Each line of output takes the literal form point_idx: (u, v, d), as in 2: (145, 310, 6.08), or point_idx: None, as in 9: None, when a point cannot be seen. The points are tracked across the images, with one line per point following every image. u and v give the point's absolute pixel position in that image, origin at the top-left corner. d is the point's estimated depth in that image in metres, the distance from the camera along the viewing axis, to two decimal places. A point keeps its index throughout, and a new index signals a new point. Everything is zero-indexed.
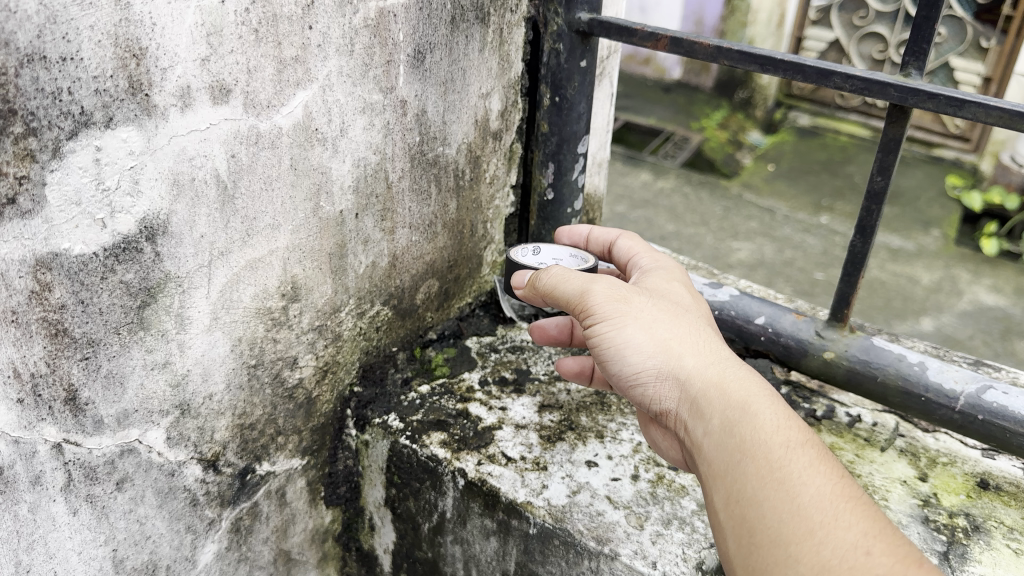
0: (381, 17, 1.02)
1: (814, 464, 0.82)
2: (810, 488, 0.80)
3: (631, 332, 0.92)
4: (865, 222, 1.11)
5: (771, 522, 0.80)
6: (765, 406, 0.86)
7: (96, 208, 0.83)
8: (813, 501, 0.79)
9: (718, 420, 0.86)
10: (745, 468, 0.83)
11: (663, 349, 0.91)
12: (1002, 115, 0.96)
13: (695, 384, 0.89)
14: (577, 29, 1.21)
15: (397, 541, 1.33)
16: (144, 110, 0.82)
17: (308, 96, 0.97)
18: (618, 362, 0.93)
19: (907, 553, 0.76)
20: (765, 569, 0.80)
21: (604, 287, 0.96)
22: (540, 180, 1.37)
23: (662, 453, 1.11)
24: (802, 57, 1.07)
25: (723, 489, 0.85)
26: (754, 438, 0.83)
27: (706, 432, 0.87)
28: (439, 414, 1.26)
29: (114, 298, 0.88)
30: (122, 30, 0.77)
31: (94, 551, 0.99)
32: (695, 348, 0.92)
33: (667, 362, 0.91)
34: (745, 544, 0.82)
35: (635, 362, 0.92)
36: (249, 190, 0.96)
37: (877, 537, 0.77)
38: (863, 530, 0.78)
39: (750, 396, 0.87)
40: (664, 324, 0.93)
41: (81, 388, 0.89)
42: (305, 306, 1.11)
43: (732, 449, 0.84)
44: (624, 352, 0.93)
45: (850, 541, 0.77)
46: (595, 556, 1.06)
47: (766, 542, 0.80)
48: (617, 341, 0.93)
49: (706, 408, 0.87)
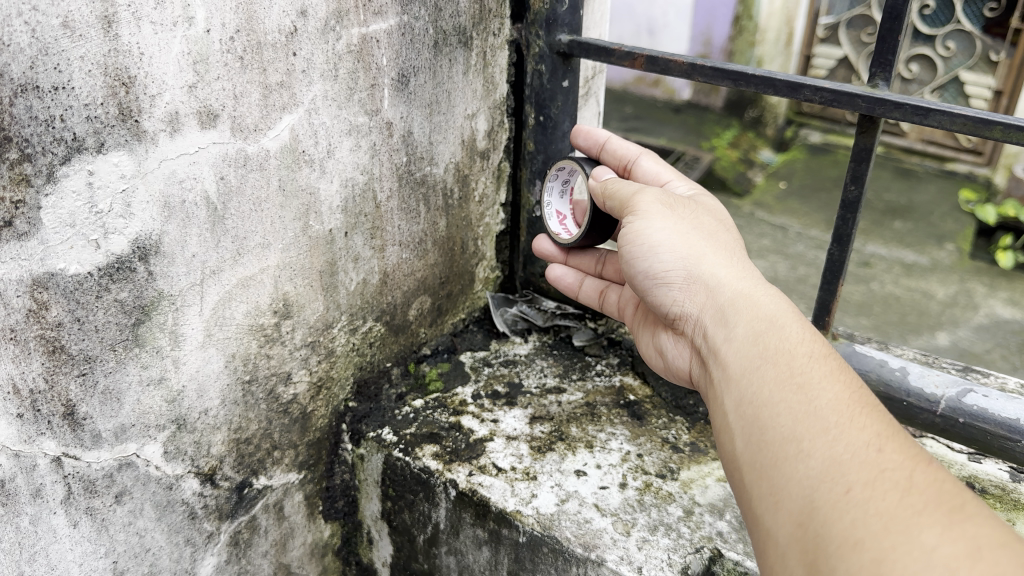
0: (363, 43, 1.06)
1: (836, 373, 0.79)
2: (829, 390, 0.77)
3: (667, 233, 0.99)
4: (842, 230, 1.14)
5: (783, 420, 0.77)
6: (792, 321, 0.85)
7: (91, 229, 0.87)
8: (829, 403, 0.76)
9: (744, 327, 0.87)
10: (765, 373, 0.81)
11: (694, 250, 0.97)
12: (965, 122, 0.99)
13: (726, 294, 0.91)
14: (558, 50, 1.26)
15: (395, 553, 1.35)
16: (134, 135, 0.87)
17: (295, 119, 1.02)
18: (648, 260, 1.00)
19: (919, 456, 0.71)
20: (773, 466, 0.76)
21: (652, 195, 1.05)
22: (528, 198, 1.43)
23: (671, 364, 1.15)
24: (773, 71, 1.11)
25: (737, 394, 0.83)
26: (778, 346, 0.83)
27: (730, 338, 0.88)
28: (432, 427, 1.29)
29: (109, 316, 0.91)
30: (111, 60, 0.82)
31: (95, 563, 1.01)
32: (726, 260, 0.96)
33: (699, 268, 0.96)
34: (756, 446, 0.78)
35: (664, 259, 0.99)
36: (238, 211, 1.00)
37: (891, 439, 0.72)
38: (876, 431, 0.73)
39: (779, 313, 0.86)
40: (699, 233, 1.00)
41: (79, 403, 0.92)
42: (298, 323, 1.15)
43: (756, 353, 0.84)
44: (655, 250, 0.99)
45: (863, 439, 0.72)
46: (583, 563, 1.08)
47: (776, 439, 0.76)
48: (653, 239, 1.00)
49: (732, 316, 0.89)
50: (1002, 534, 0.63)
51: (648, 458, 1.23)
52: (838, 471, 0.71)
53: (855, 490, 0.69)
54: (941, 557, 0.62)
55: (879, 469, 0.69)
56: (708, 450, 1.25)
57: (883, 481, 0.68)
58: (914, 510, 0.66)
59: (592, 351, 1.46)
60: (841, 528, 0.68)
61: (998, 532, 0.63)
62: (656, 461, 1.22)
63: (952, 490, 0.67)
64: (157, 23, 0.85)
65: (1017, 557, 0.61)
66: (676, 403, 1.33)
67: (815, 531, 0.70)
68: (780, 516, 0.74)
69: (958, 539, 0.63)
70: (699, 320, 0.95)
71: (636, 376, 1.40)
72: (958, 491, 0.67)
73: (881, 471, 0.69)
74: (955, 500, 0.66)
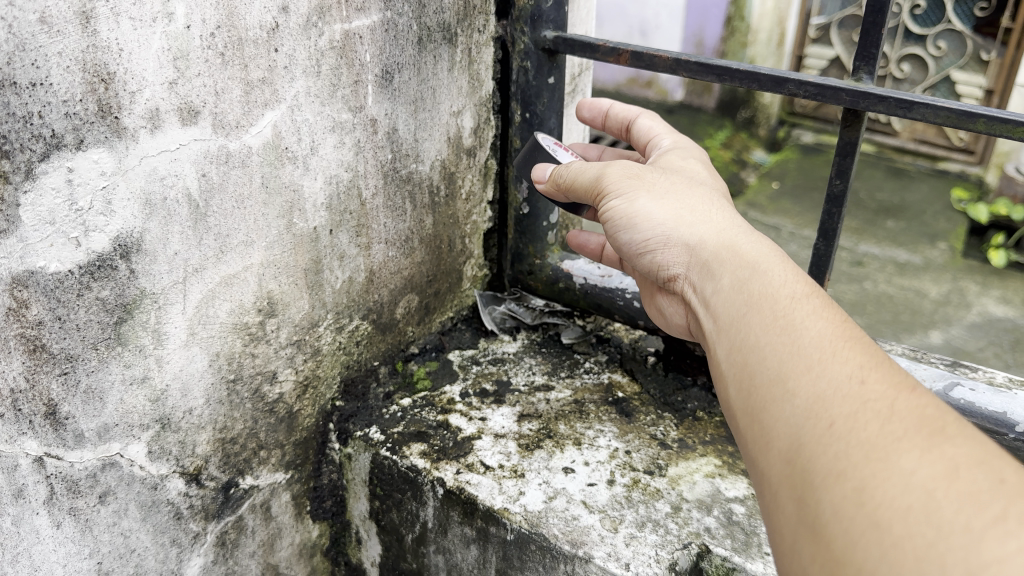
0: (346, 39, 1.06)
1: (821, 310, 0.70)
2: (816, 325, 0.69)
3: (644, 204, 0.92)
4: (827, 225, 1.14)
5: (769, 365, 0.69)
6: (775, 263, 0.77)
7: (71, 226, 0.86)
8: (814, 340, 0.68)
9: (727, 276, 0.79)
10: (750, 319, 0.73)
11: (674, 216, 0.89)
12: (949, 115, 0.99)
13: (707, 249, 0.83)
14: (544, 47, 1.26)
15: (384, 553, 1.35)
16: (114, 132, 0.86)
17: (277, 116, 1.02)
18: (631, 232, 0.93)
19: (906, 381, 0.63)
20: (761, 412, 0.68)
21: (619, 169, 0.97)
22: (515, 195, 1.42)
23: (669, 324, 1.11)
24: (757, 66, 1.11)
25: (727, 341, 0.76)
26: (761, 290, 0.74)
27: (715, 289, 0.80)
28: (420, 426, 1.28)
29: (91, 314, 0.91)
30: (89, 56, 0.82)
31: (79, 564, 1.00)
32: (706, 215, 0.87)
33: (676, 229, 0.88)
34: (745, 391, 0.71)
35: (645, 230, 0.91)
36: (220, 208, 1.00)
37: (876, 369, 0.64)
38: (861, 364, 0.64)
39: (762, 257, 0.78)
40: (677, 197, 0.91)
41: (61, 403, 0.91)
42: (283, 322, 1.14)
43: (740, 299, 0.76)
44: (635, 222, 0.92)
45: (846, 373, 0.64)
46: (570, 560, 1.08)
47: (764, 384, 0.69)
48: (630, 212, 0.93)
49: (716, 268, 0.81)
50: (985, 453, 0.56)
51: (636, 455, 1.22)
52: (822, 406, 0.63)
53: (838, 423, 0.61)
54: (920, 480, 0.55)
55: (861, 400, 0.62)
56: (696, 446, 1.24)
57: (865, 412, 0.61)
58: (894, 436, 0.58)
59: (581, 348, 1.46)
60: (825, 464, 0.60)
61: (981, 450, 0.56)
62: (644, 457, 1.22)
63: (937, 414, 0.59)
64: (136, 18, 0.84)
65: (996, 475, 0.54)
66: (664, 400, 1.34)
67: (802, 469, 0.62)
68: (770, 459, 0.66)
69: (938, 460, 0.56)
70: (686, 276, 0.87)
71: (624, 373, 1.40)
72: (942, 413, 0.59)
73: (863, 403, 0.61)
74: (936, 421, 0.59)
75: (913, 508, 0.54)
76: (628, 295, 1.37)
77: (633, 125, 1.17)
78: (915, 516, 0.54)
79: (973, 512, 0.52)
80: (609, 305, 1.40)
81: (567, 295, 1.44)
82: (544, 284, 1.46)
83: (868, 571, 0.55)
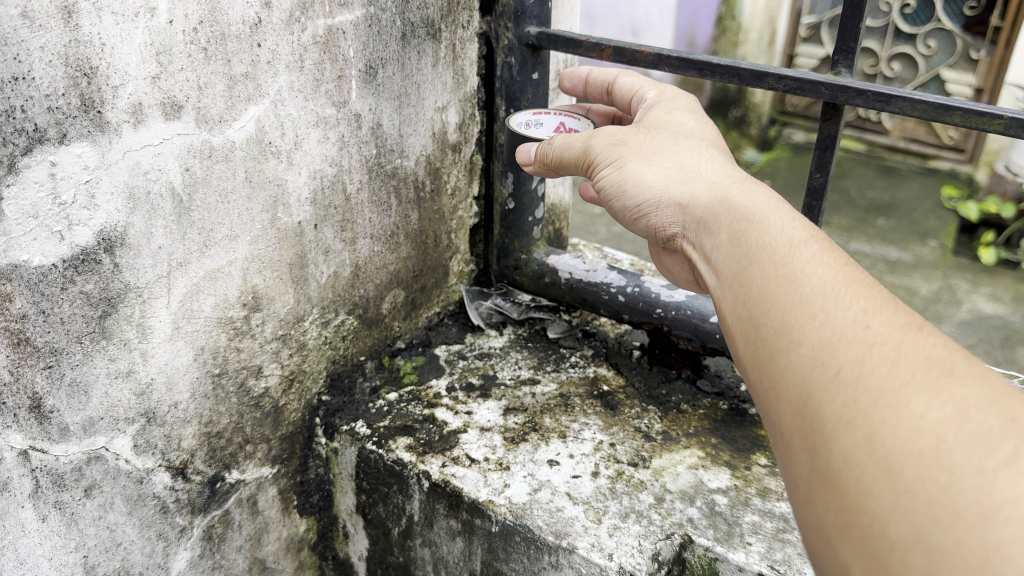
0: (329, 34, 1.07)
1: (823, 255, 0.67)
2: (818, 270, 0.66)
3: (636, 169, 0.90)
4: (808, 218, 1.15)
5: (773, 316, 0.66)
6: (772, 210, 0.74)
7: (54, 220, 0.87)
8: (818, 287, 0.64)
9: (726, 232, 0.76)
10: (751, 271, 0.70)
11: (665, 176, 0.87)
12: (926, 108, 1.00)
13: (701, 207, 0.80)
14: (527, 42, 1.27)
15: (371, 547, 1.35)
16: (97, 126, 0.87)
17: (260, 111, 1.02)
18: (623, 197, 0.91)
19: (912, 323, 0.60)
20: (768, 364, 0.65)
21: (603, 138, 0.96)
22: (501, 190, 1.42)
23: (678, 282, 0.99)
24: (737, 60, 1.12)
25: (730, 295, 0.72)
26: (759, 240, 0.71)
27: (715, 246, 0.77)
28: (406, 420, 1.29)
29: (75, 308, 0.91)
30: (72, 50, 0.82)
31: (65, 557, 1.00)
32: (699, 172, 0.85)
33: (669, 190, 0.85)
34: (751, 344, 0.68)
35: (637, 197, 0.89)
36: (204, 203, 1.00)
37: (882, 312, 0.61)
38: (865, 307, 0.61)
39: (759, 206, 0.75)
40: (666, 158, 0.89)
41: (45, 396, 0.91)
42: (268, 316, 1.15)
43: (739, 252, 0.73)
44: (628, 187, 0.90)
45: (851, 318, 0.61)
46: (555, 551, 1.09)
47: (770, 335, 0.66)
48: (622, 180, 0.91)
49: (713, 224, 0.78)
50: (994, 392, 0.53)
51: (620, 447, 1.23)
52: (828, 354, 0.60)
53: (845, 371, 0.58)
54: (929, 423, 0.53)
55: (867, 345, 0.59)
56: (680, 439, 1.25)
57: (871, 356, 0.58)
58: (901, 380, 0.56)
59: (567, 343, 1.47)
60: (835, 413, 0.57)
61: (990, 390, 0.54)
62: (628, 450, 1.23)
63: (944, 354, 0.57)
64: (118, 13, 0.85)
65: (1007, 413, 0.51)
66: (648, 393, 1.35)
67: (812, 418, 0.59)
68: (779, 411, 0.63)
69: (948, 402, 0.53)
70: (683, 234, 0.84)
71: (610, 367, 1.41)
72: (949, 353, 0.57)
73: (869, 348, 0.58)
74: (943, 361, 0.56)
75: (924, 452, 0.52)
76: (613, 288, 1.38)
77: (613, 86, 1.15)
78: (926, 460, 0.51)
79: (984, 452, 0.50)
80: (594, 300, 1.40)
81: (553, 289, 1.45)
82: (530, 279, 1.47)
83: (882, 520, 0.52)
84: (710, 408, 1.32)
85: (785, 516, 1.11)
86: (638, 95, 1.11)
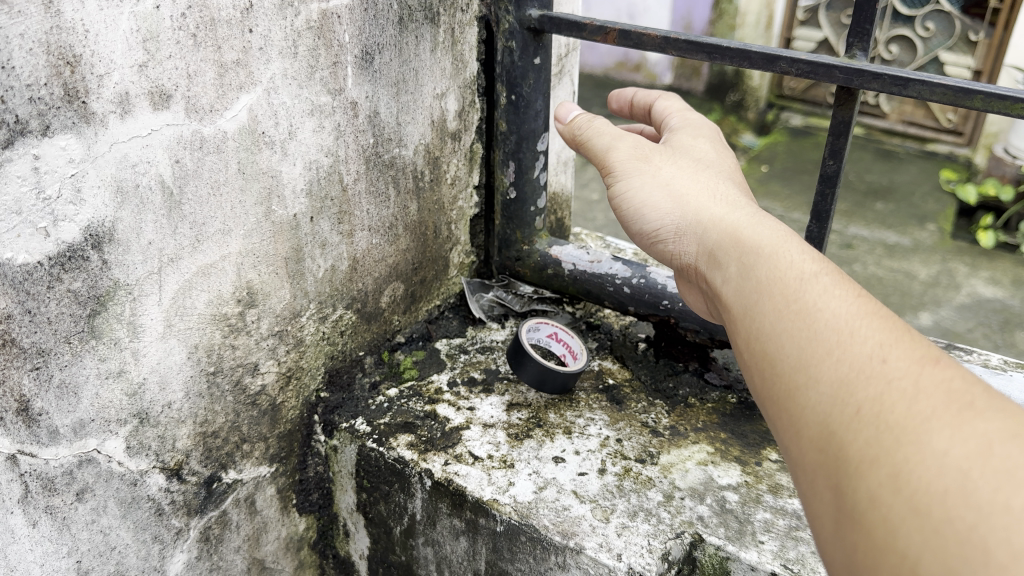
0: (324, 19, 1.03)
1: (836, 284, 0.61)
2: (830, 300, 0.59)
3: (650, 189, 0.85)
4: (821, 207, 1.11)
5: (787, 353, 0.59)
6: (781, 240, 0.67)
7: (39, 216, 0.83)
8: (831, 319, 0.58)
9: (734, 260, 0.70)
10: (762, 304, 0.64)
11: (679, 201, 0.80)
12: (946, 92, 0.96)
13: (710, 231, 0.74)
14: (529, 26, 1.22)
15: (372, 546, 1.32)
16: (82, 117, 0.83)
17: (253, 99, 0.98)
18: (639, 222, 0.85)
19: (934, 354, 0.54)
20: (785, 406, 0.59)
21: (625, 152, 0.91)
22: (502, 179, 1.37)
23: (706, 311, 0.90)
24: (748, 43, 1.08)
25: (742, 329, 0.66)
26: (769, 270, 0.65)
27: (725, 277, 0.71)
28: (407, 416, 1.26)
29: (63, 307, 0.88)
30: (54, 38, 0.78)
31: (57, 563, 0.97)
32: (710, 197, 0.78)
33: (682, 213, 0.79)
34: (765, 380, 0.61)
35: (654, 218, 0.83)
36: (195, 195, 0.96)
37: (899, 343, 0.54)
38: (881, 339, 0.55)
39: (768, 233, 0.69)
40: (685, 179, 0.83)
41: (33, 398, 0.88)
42: (263, 312, 1.11)
43: (748, 285, 0.66)
44: (644, 211, 0.85)
45: (867, 352, 0.55)
46: (561, 551, 1.06)
47: (784, 375, 0.59)
48: (637, 200, 0.85)
49: (721, 252, 0.72)
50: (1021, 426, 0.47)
51: (627, 443, 1.20)
52: (846, 391, 0.54)
53: (865, 409, 0.52)
54: (955, 461, 0.47)
55: (886, 380, 0.53)
56: (688, 434, 1.22)
57: (891, 392, 0.52)
58: (922, 415, 0.50)
59: (571, 335, 1.43)
60: (857, 452, 0.52)
61: (1017, 424, 0.47)
62: (635, 445, 1.20)
63: (964, 387, 0.50)
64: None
65: None
66: (655, 386, 1.31)
67: (833, 460, 0.53)
68: (800, 452, 0.57)
69: (972, 437, 0.47)
70: (696, 263, 0.77)
71: (615, 360, 1.38)
72: (970, 386, 0.50)
73: (886, 384, 0.52)
74: (965, 395, 0.50)
75: (950, 491, 0.46)
76: (619, 280, 1.34)
77: (653, 108, 1.03)
78: (954, 501, 0.46)
79: (1013, 490, 0.44)
80: (598, 291, 1.36)
81: (556, 281, 1.40)
82: (532, 271, 1.42)
83: (910, 562, 0.47)
84: (718, 402, 1.29)
85: (798, 513, 1.08)
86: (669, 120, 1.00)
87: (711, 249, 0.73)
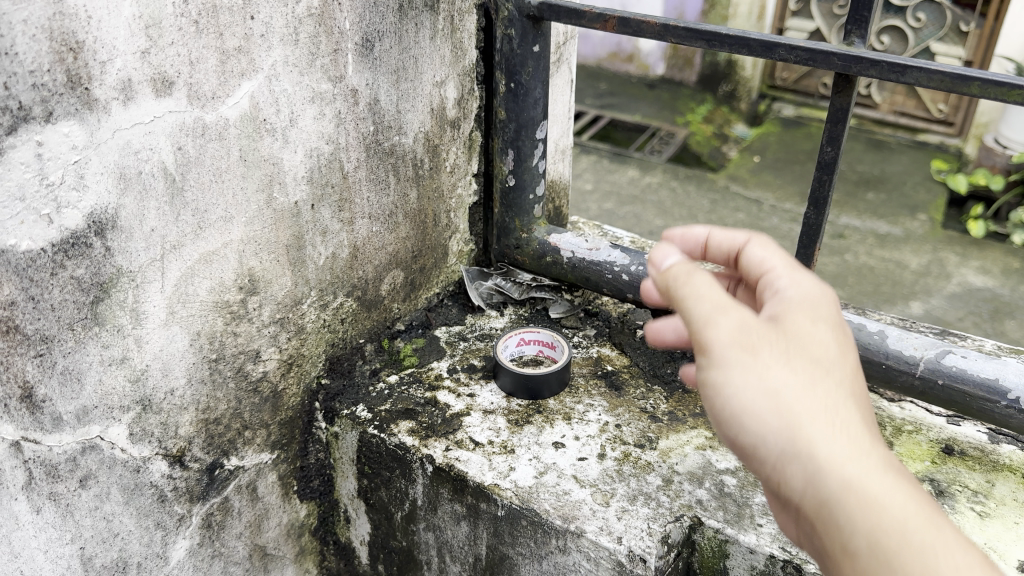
0: (324, 6, 1.03)
1: (865, 423, 0.62)
2: (886, 496, 0.59)
3: (723, 336, 0.65)
4: (818, 194, 1.12)
5: (802, 487, 0.62)
6: (852, 449, 0.61)
7: (42, 203, 0.83)
8: (857, 471, 0.60)
9: (831, 485, 0.60)
10: (795, 470, 0.62)
11: (776, 423, 0.62)
12: (943, 79, 0.97)
13: (825, 483, 0.60)
14: (528, 13, 1.21)
15: (373, 532, 1.33)
16: (85, 104, 0.83)
17: (254, 86, 0.98)
18: (733, 428, 0.65)
19: (926, 493, 0.60)
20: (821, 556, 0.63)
21: (723, 319, 0.65)
22: (501, 167, 1.38)
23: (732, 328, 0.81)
24: (747, 31, 1.09)
25: (769, 475, 0.64)
26: (816, 466, 0.61)
27: (798, 489, 0.62)
28: (408, 403, 1.26)
29: (66, 294, 0.88)
30: (56, 24, 0.78)
31: (61, 549, 0.97)
32: (823, 421, 0.62)
33: (789, 438, 0.62)
34: (798, 523, 0.65)
35: (750, 430, 0.64)
36: (198, 182, 0.97)
37: (928, 525, 0.58)
38: (914, 513, 0.58)
39: (828, 394, 0.63)
40: (803, 398, 0.62)
41: (37, 385, 0.88)
42: (265, 299, 1.12)
43: (810, 489, 0.61)
44: (742, 421, 0.64)
45: (884, 497, 0.59)
46: (562, 534, 1.07)
47: (812, 512, 0.62)
48: (732, 405, 0.64)
49: (788, 472, 0.63)
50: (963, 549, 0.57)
51: (626, 428, 1.21)
52: (847, 528, 0.60)
53: (860, 541, 0.59)
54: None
55: (880, 509, 0.59)
56: (686, 419, 1.23)
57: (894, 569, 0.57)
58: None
59: (570, 323, 1.44)
60: (834, 540, 0.61)
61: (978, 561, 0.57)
62: (634, 431, 1.21)
63: (932, 516, 0.59)
64: None
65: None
66: (653, 372, 1.32)
67: (821, 528, 0.62)
68: (791, 513, 0.65)
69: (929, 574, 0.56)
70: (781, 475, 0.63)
71: (613, 347, 1.39)
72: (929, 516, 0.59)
73: (879, 515, 0.58)
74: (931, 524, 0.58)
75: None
76: (617, 267, 1.33)
77: (741, 255, 0.78)
78: None
79: None
80: (597, 279, 1.36)
81: (555, 269, 1.40)
82: (531, 258, 1.42)
83: None
84: None
85: None
86: (770, 272, 0.73)
87: (798, 440, 0.62)
